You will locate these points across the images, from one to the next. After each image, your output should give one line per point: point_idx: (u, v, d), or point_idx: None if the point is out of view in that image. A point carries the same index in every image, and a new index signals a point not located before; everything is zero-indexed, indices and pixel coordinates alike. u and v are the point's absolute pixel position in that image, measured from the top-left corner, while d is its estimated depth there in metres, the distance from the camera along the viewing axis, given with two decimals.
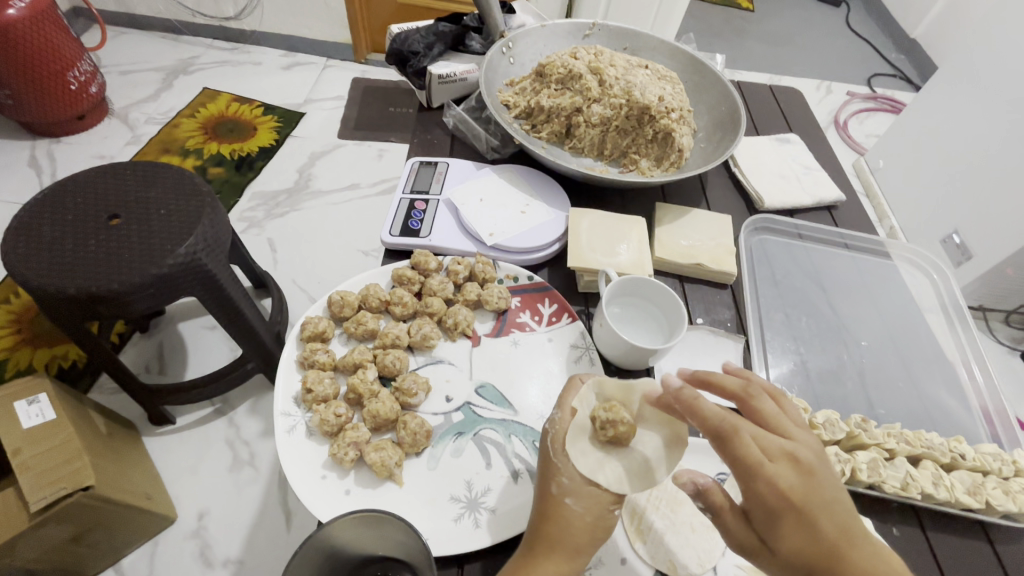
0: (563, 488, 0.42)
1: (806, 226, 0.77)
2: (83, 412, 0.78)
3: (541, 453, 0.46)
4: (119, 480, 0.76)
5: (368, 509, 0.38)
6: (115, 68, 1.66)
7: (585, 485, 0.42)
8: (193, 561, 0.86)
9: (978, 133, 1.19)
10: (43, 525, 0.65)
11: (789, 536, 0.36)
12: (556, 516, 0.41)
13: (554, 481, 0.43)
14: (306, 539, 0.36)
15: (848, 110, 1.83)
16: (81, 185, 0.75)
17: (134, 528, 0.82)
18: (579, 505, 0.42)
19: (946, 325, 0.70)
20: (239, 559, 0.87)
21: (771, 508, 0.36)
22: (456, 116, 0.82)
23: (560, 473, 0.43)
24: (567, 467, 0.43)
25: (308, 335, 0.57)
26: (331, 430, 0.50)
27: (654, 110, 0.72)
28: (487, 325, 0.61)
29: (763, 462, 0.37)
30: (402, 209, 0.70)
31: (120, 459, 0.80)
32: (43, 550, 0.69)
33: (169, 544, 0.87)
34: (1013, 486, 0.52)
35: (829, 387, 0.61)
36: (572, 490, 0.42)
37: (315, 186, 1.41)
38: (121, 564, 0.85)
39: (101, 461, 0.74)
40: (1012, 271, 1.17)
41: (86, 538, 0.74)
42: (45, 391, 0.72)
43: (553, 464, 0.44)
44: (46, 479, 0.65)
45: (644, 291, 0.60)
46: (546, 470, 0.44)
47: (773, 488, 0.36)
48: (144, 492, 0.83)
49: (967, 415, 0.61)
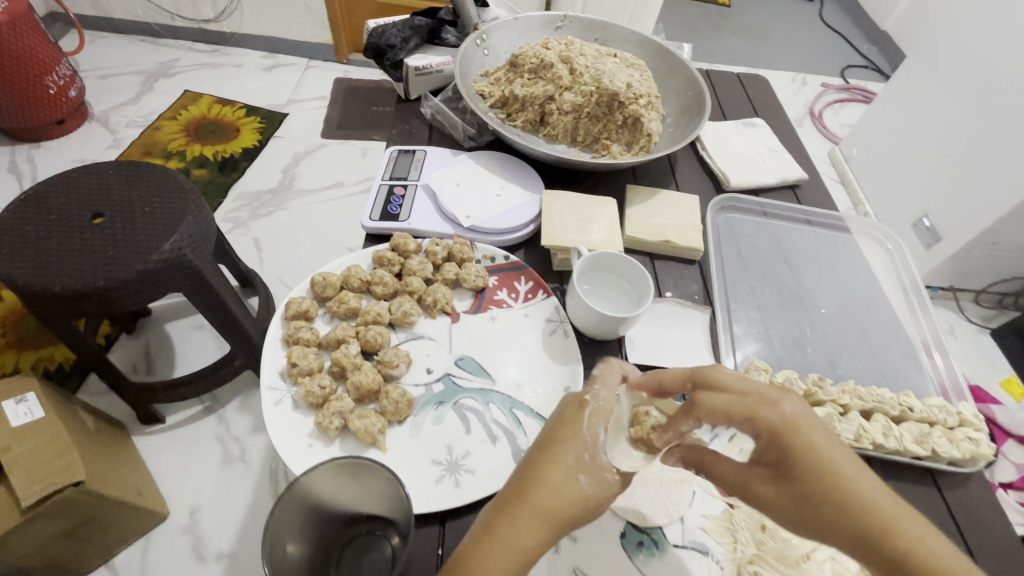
0: (581, 462, 0.42)
1: (769, 204, 0.81)
2: (72, 410, 0.79)
3: (562, 418, 0.45)
4: (109, 475, 0.77)
5: (349, 458, 0.41)
6: (95, 72, 1.66)
7: (596, 459, 0.42)
8: (185, 555, 0.88)
9: (944, 119, 1.24)
10: (35, 520, 0.66)
11: (794, 460, 0.39)
12: (560, 488, 0.41)
13: (569, 453, 0.42)
14: (288, 487, 0.39)
15: (823, 100, 1.88)
16: (64, 185, 0.77)
17: (126, 524, 0.83)
18: (587, 481, 0.42)
19: (901, 293, 0.74)
20: (231, 552, 0.88)
21: (777, 437, 0.40)
22: (434, 107, 0.85)
23: (581, 446, 0.43)
24: (589, 442, 0.43)
25: (292, 314, 0.59)
26: (317, 402, 0.53)
27: (623, 96, 0.76)
28: (466, 302, 0.64)
29: (753, 397, 0.42)
30: (382, 194, 0.72)
31: (109, 455, 0.81)
32: (35, 547, 0.70)
33: (161, 540, 0.89)
34: (957, 434, 0.55)
35: (791, 352, 0.65)
36: (583, 467, 0.42)
37: (299, 185, 1.43)
38: (113, 561, 0.86)
39: (91, 458, 0.75)
40: (977, 251, 1.22)
41: (78, 534, 0.75)
42: (33, 391, 0.73)
43: (574, 436, 0.43)
44: (36, 475, 0.66)
45: (613, 266, 0.63)
46: (562, 440, 0.43)
47: (773, 417, 0.40)
48: (135, 488, 0.84)
49: (918, 372, 0.65)
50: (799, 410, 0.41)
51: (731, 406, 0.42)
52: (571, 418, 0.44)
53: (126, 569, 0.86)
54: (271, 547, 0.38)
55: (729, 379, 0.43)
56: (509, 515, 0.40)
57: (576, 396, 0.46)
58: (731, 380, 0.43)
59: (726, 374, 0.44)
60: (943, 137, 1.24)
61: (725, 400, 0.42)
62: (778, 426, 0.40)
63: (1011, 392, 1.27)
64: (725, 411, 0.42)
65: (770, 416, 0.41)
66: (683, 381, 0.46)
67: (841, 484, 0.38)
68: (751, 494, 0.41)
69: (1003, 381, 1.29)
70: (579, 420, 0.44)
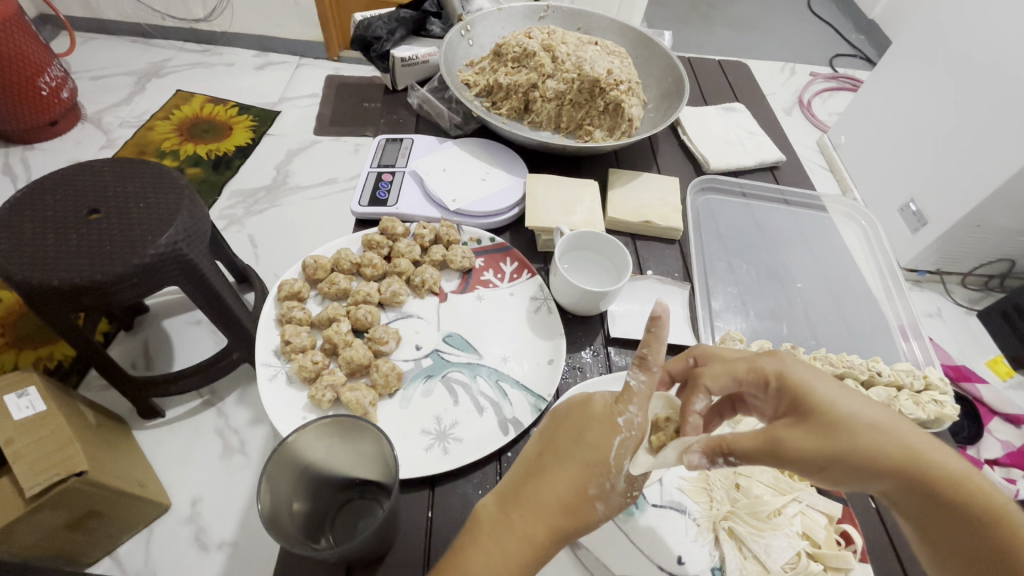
0: (601, 491, 0.41)
1: (749, 185, 0.83)
2: (74, 404, 0.81)
3: (589, 436, 0.42)
4: (111, 467, 0.79)
5: (340, 418, 0.43)
6: (87, 73, 1.67)
7: (613, 488, 0.42)
8: (188, 545, 0.90)
9: (923, 104, 1.26)
10: (40, 510, 0.68)
11: (807, 400, 0.41)
12: (577, 511, 0.41)
13: (593, 483, 0.41)
14: (280, 445, 0.41)
15: (812, 89, 1.90)
16: (60, 183, 0.78)
17: (129, 515, 0.85)
18: (602, 507, 0.42)
19: (875, 266, 0.77)
20: (233, 541, 0.91)
21: (782, 382, 0.43)
22: (420, 96, 0.88)
23: (604, 475, 0.41)
24: (613, 474, 0.41)
25: (285, 295, 0.61)
26: (310, 376, 0.55)
27: (604, 82, 0.78)
28: (453, 283, 0.67)
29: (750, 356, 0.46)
30: (371, 181, 0.74)
31: (111, 448, 0.83)
32: (40, 537, 0.72)
33: (164, 530, 0.91)
34: (923, 397, 0.58)
35: (767, 326, 0.68)
36: (601, 495, 0.41)
37: (293, 182, 1.45)
38: (117, 552, 0.88)
39: (93, 449, 0.77)
40: (959, 234, 1.24)
41: (82, 525, 0.77)
42: (33, 384, 0.74)
43: (601, 467, 0.41)
44: (39, 466, 0.68)
45: (594, 245, 0.65)
46: (586, 469, 0.41)
47: (772, 364, 0.44)
48: (137, 480, 0.86)
49: (888, 338, 0.69)
50: (796, 360, 0.45)
51: (732, 366, 0.46)
52: (599, 441, 0.42)
53: (130, 559, 0.88)
54: (272, 503, 0.41)
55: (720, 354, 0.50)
56: (523, 531, 0.40)
57: (608, 413, 0.42)
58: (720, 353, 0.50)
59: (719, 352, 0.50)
60: (922, 122, 1.26)
61: (725, 364, 0.47)
62: (780, 369, 0.43)
63: (997, 371, 1.30)
64: (727, 371, 0.46)
65: (769, 363, 0.45)
66: (686, 361, 0.52)
67: (857, 415, 0.40)
68: (779, 445, 0.39)
69: (990, 361, 1.32)
70: (609, 446, 0.41)
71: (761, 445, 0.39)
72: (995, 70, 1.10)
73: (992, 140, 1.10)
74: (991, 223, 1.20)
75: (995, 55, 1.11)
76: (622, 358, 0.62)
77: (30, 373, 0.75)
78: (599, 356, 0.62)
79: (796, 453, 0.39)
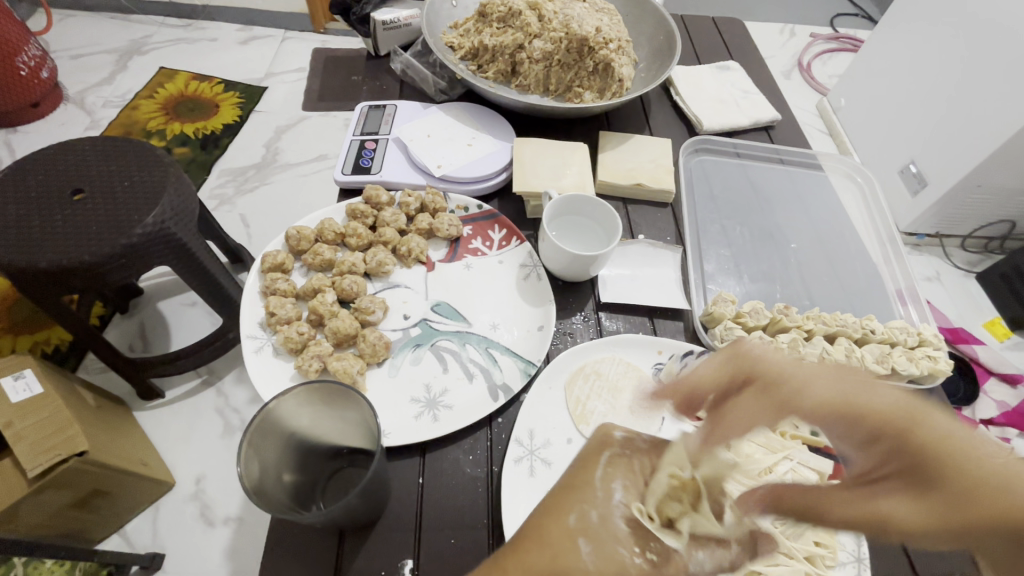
0: (587, 524, 0.33)
1: (743, 144, 0.82)
2: (71, 386, 0.80)
3: (587, 451, 0.39)
4: (112, 447, 0.79)
5: (317, 383, 0.43)
6: (66, 52, 1.62)
7: (608, 519, 0.34)
8: (194, 521, 0.91)
9: (926, 60, 1.21)
10: (43, 490, 0.68)
11: (931, 459, 0.26)
12: (561, 550, 0.32)
13: (576, 504, 0.34)
14: (260, 411, 0.40)
15: (813, 50, 1.83)
16: (42, 164, 0.76)
17: (134, 493, 0.86)
18: (588, 549, 0.32)
19: (870, 224, 0.76)
20: (238, 516, 0.92)
21: (890, 426, 0.27)
22: (404, 61, 0.86)
23: (591, 496, 0.35)
24: (599, 499, 0.35)
25: (268, 267, 0.60)
26: (296, 347, 0.54)
27: (592, 41, 0.74)
28: (441, 252, 0.65)
29: (841, 382, 0.29)
30: (354, 149, 0.72)
31: (112, 429, 0.83)
32: (46, 516, 0.73)
33: (170, 507, 0.92)
34: (917, 353, 0.59)
35: (762, 288, 0.68)
36: (585, 530, 0.33)
37: (283, 159, 1.42)
38: (125, 529, 0.89)
39: (94, 430, 0.77)
40: (961, 197, 1.21)
41: (87, 504, 0.77)
42: (29, 366, 0.73)
43: (584, 487, 0.35)
44: (40, 447, 0.68)
45: (585, 209, 0.64)
46: (574, 487, 0.35)
47: (880, 402, 0.27)
48: (140, 458, 0.86)
49: (884, 300, 0.68)
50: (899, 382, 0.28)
51: (813, 399, 0.29)
52: (586, 462, 0.37)
53: (137, 537, 0.89)
54: (259, 468, 0.41)
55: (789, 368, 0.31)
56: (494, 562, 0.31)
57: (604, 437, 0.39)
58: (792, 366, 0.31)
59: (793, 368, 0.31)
60: (922, 82, 1.22)
61: (826, 388, 0.29)
62: (886, 409, 0.27)
63: (995, 332, 1.30)
64: (832, 403, 0.28)
65: (888, 401, 0.27)
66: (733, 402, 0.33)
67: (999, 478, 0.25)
68: (876, 519, 0.27)
69: (987, 322, 1.32)
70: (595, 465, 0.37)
71: (854, 522, 0.28)
72: (1000, 21, 1.05)
73: (995, 98, 1.06)
74: (992, 184, 1.17)
75: (995, 17, 1.07)
76: (613, 323, 0.62)
77: (26, 355, 0.74)
78: (590, 322, 0.61)
79: (893, 531, 0.27)
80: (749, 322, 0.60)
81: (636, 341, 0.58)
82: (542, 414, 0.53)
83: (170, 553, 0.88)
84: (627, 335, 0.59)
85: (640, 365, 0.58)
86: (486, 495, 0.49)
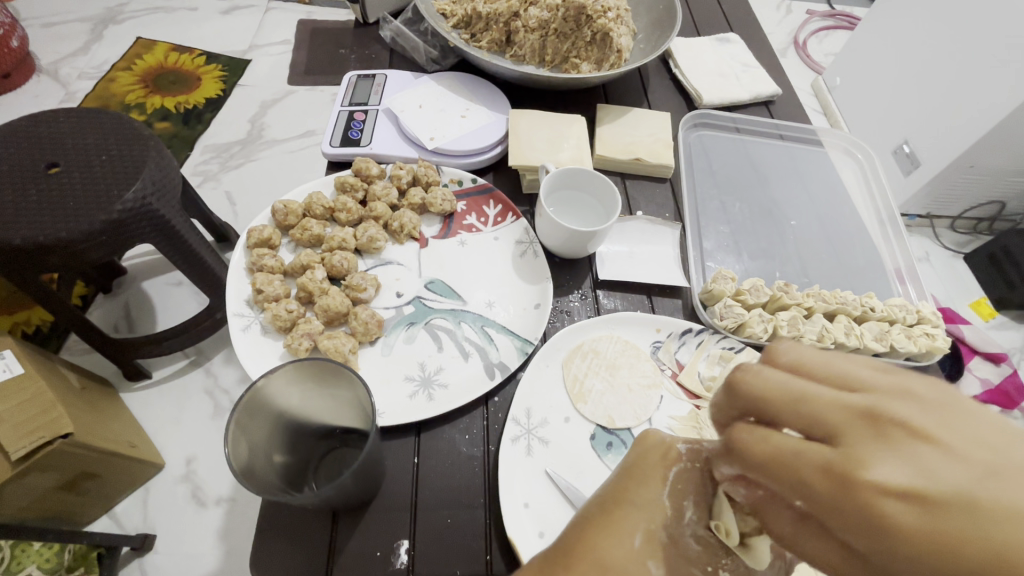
0: (656, 541, 0.35)
1: (743, 119, 0.80)
2: (54, 366, 0.77)
3: (637, 455, 0.39)
4: (98, 428, 0.77)
5: (306, 361, 0.41)
6: (37, 20, 1.54)
7: (676, 538, 0.36)
8: (186, 501, 0.90)
9: (923, 39, 1.19)
10: (27, 474, 0.65)
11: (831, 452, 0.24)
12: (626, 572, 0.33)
13: (639, 523, 0.35)
14: (248, 390, 0.39)
15: (809, 28, 1.80)
16: (10, 135, 0.71)
17: (123, 474, 0.84)
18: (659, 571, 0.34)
19: (869, 202, 0.75)
20: (230, 497, 0.91)
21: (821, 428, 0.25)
22: (393, 29, 0.82)
23: (655, 516, 0.36)
24: (669, 518, 0.36)
25: (254, 243, 0.58)
26: (285, 325, 0.53)
27: (590, 9, 0.71)
28: (435, 228, 0.64)
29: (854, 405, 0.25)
30: (342, 120, 0.70)
31: (98, 410, 0.80)
32: (33, 500, 0.70)
33: (161, 489, 0.91)
34: (914, 331, 0.58)
35: (761, 265, 0.67)
36: (653, 550, 0.34)
37: (269, 135, 1.38)
38: (114, 511, 0.88)
39: (77, 410, 0.74)
40: (955, 177, 1.20)
41: (74, 486, 0.75)
42: (8, 349, 0.69)
43: (648, 503, 0.36)
44: (24, 429, 0.64)
45: (582, 182, 0.62)
46: (634, 506, 0.36)
47: (822, 405, 0.25)
48: (128, 441, 0.84)
49: (881, 278, 0.68)
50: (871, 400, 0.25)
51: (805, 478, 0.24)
52: (646, 475, 0.38)
53: (128, 519, 0.88)
54: (248, 450, 0.39)
55: (833, 365, 0.27)
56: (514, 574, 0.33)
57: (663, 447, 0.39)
58: (836, 370, 0.27)
59: (818, 393, 0.26)
60: (919, 61, 1.20)
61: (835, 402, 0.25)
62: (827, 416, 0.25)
63: (980, 312, 1.31)
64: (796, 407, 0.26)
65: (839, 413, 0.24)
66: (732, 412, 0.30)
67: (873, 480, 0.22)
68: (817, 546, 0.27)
69: (974, 302, 1.32)
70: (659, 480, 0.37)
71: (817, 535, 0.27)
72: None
73: (992, 76, 1.04)
74: (984, 165, 1.16)
75: None
76: (611, 301, 0.60)
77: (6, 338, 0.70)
78: (587, 300, 0.60)
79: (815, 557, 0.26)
80: (748, 299, 0.59)
81: (633, 319, 0.57)
82: (539, 393, 0.52)
83: (161, 535, 0.87)
84: (621, 313, 0.57)
85: (639, 343, 0.57)
86: (483, 475, 0.48)
